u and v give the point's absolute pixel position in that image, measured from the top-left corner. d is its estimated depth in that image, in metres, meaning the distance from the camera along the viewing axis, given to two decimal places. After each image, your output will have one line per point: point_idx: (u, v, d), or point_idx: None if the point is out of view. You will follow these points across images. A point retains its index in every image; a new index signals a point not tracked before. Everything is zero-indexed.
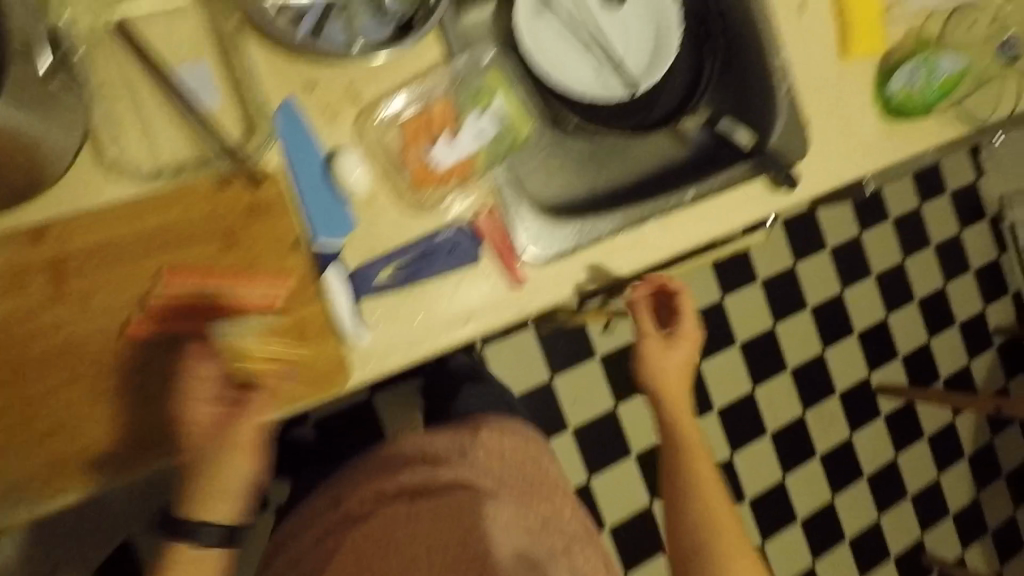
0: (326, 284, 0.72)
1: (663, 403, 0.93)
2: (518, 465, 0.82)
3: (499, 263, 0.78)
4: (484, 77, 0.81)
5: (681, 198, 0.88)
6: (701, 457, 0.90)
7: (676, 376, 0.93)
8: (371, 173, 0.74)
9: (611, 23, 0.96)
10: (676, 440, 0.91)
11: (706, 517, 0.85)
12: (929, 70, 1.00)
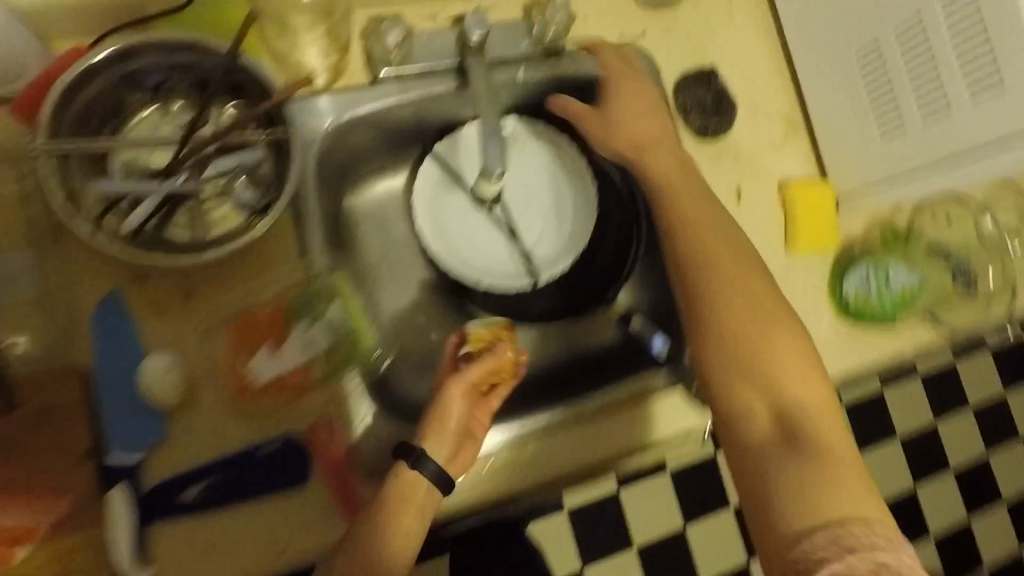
0: (106, 508, 0.62)
1: (714, 351, 0.69)
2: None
3: (331, 486, 0.69)
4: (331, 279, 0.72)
5: (575, 411, 0.77)
6: (817, 371, 0.68)
7: (744, 310, 0.69)
8: (184, 379, 0.66)
9: (519, 197, 0.91)
10: (759, 395, 0.66)
11: (772, 423, 0.65)
12: (885, 275, 0.88)
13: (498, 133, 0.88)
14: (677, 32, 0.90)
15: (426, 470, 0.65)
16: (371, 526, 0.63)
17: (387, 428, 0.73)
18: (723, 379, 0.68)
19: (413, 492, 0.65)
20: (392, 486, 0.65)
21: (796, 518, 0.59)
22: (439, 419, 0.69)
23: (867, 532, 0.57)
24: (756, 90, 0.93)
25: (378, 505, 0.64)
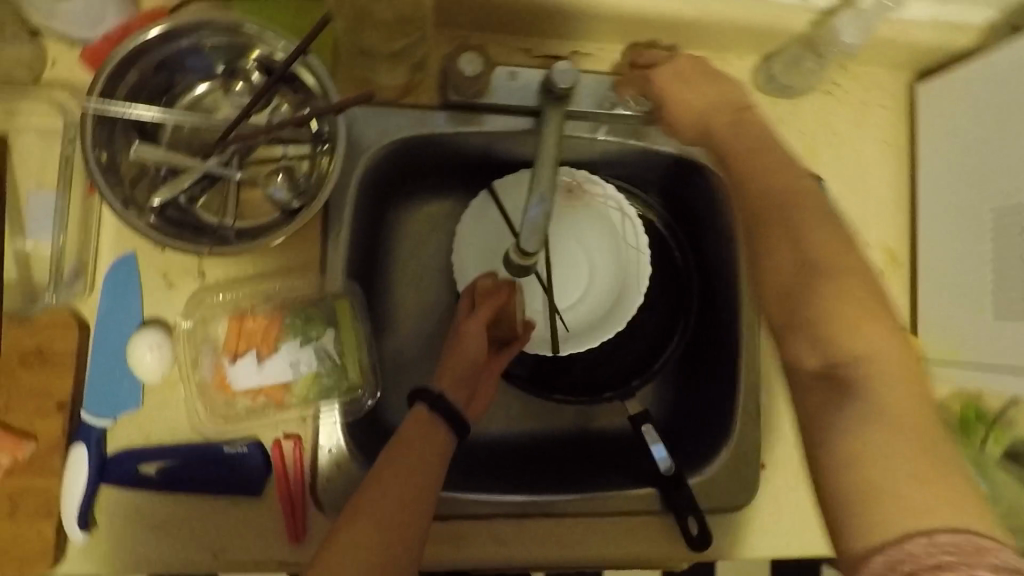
0: (67, 462, 0.64)
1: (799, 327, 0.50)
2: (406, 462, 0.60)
3: (282, 504, 0.67)
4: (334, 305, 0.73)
5: (546, 506, 0.74)
6: (921, 375, 0.47)
7: (848, 305, 0.48)
8: (171, 356, 0.67)
9: (569, 250, 0.87)
10: (833, 293, 0.49)
11: (821, 370, 0.48)
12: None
13: (569, 181, 0.85)
14: (790, 128, 0.81)
15: (440, 410, 0.65)
16: (380, 477, 0.58)
17: (353, 466, 0.69)
18: (784, 228, 0.53)
19: (428, 441, 0.63)
20: (410, 438, 0.62)
21: (846, 490, 0.44)
22: (457, 358, 0.73)
23: (948, 530, 0.40)
24: (860, 213, 0.83)
25: (394, 452, 0.60)
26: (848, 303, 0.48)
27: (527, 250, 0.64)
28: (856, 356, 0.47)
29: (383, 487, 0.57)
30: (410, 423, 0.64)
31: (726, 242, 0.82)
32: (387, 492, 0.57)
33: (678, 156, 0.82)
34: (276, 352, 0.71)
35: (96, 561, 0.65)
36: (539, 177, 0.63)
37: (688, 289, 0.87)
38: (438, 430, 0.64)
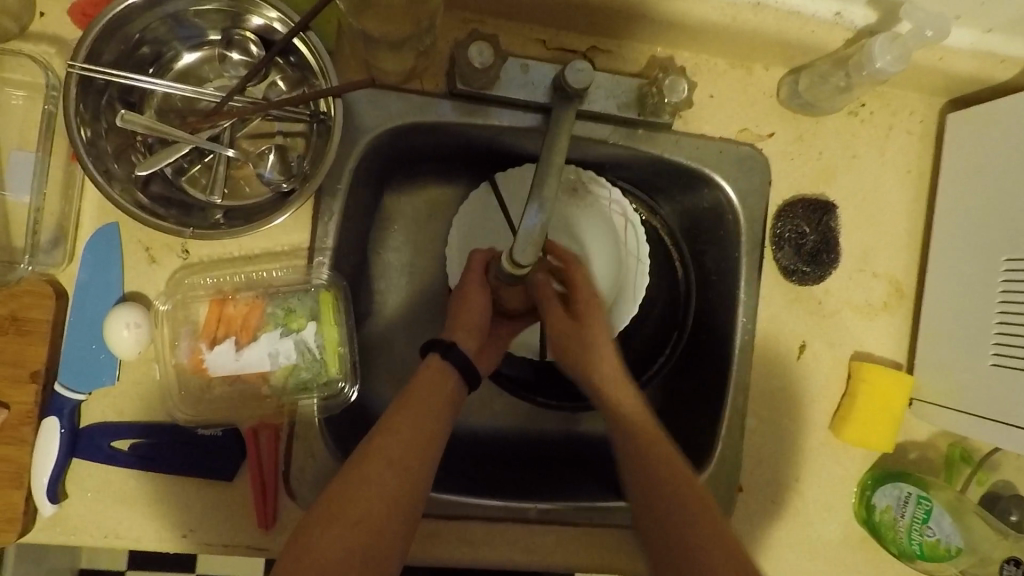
0: (38, 433, 0.63)
1: (642, 505, 0.64)
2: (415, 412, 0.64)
3: (253, 489, 0.66)
4: (317, 295, 0.70)
5: (520, 512, 0.73)
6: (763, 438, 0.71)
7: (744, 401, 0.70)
8: (152, 335, 0.65)
9: (573, 244, 0.85)
10: (660, 469, 0.64)
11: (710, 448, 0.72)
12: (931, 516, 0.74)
13: (573, 179, 0.82)
14: (809, 147, 0.78)
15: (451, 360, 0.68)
16: (395, 418, 0.63)
17: (326, 455, 0.68)
18: (632, 464, 0.66)
19: (439, 387, 0.67)
20: (423, 384, 0.66)
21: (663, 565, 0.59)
22: (468, 315, 0.73)
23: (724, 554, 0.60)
24: (874, 242, 0.80)
25: (407, 396, 0.65)
26: (655, 451, 0.66)
27: (520, 260, 0.61)
28: (664, 465, 0.64)
29: (397, 427, 0.62)
30: (422, 372, 0.68)
31: (726, 261, 0.79)
32: (400, 432, 0.62)
33: (688, 168, 0.77)
34: (255, 341, 0.69)
35: (63, 533, 0.64)
36: (542, 187, 0.61)
37: (682, 304, 0.86)
38: (449, 379, 0.67)
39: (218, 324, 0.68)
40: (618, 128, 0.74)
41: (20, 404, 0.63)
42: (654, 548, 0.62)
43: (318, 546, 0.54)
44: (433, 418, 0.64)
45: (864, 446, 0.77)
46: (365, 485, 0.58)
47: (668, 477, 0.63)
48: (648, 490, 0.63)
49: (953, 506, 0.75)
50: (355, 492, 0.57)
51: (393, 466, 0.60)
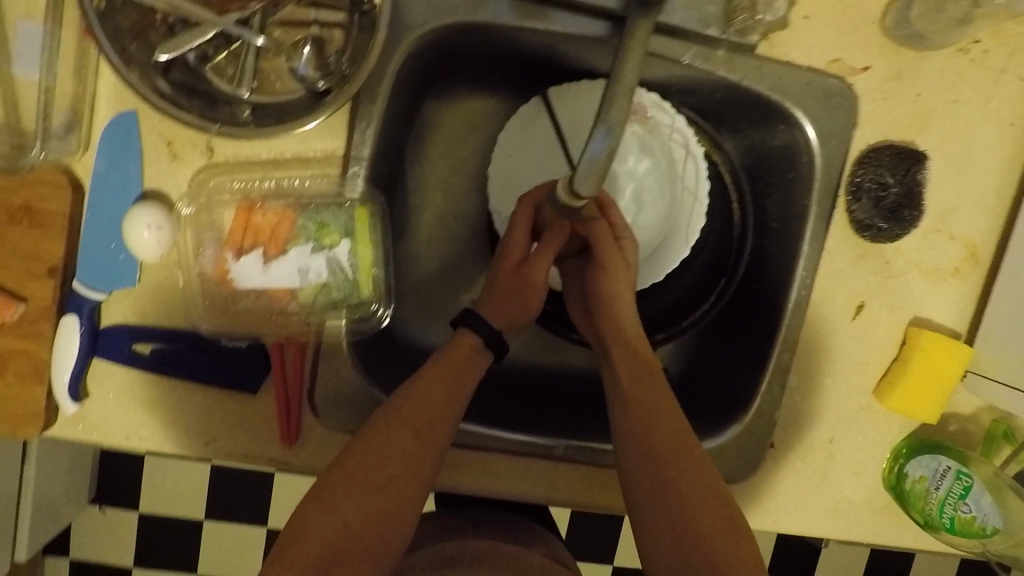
0: (58, 331, 0.60)
1: (630, 450, 0.64)
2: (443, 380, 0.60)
3: (277, 405, 0.65)
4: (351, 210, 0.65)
5: (546, 449, 0.71)
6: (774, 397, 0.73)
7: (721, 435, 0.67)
8: (174, 239, 0.61)
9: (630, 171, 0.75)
10: (657, 433, 0.64)
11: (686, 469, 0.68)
12: (967, 494, 0.72)
13: (636, 104, 0.74)
14: (908, 87, 0.69)
15: (479, 331, 0.64)
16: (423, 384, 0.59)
17: (353, 376, 0.66)
18: (624, 412, 0.65)
19: (466, 361, 0.62)
20: (451, 361, 0.62)
21: (666, 530, 0.61)
22: (512, 291, 0.67)
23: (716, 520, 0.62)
24: (958, 201, 0.72)
25: (435, 367, 0.61)
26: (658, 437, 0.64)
27: (580, 191, 0.54)
28: (668, 441, 0.64)
29: (420, 403, 0.58)
30: (451, 346, 0.63)
31: (791, 209, 0.73)
32: (422, 408, 0.58)
33: (765, 100, 0.68)
34: (283, 255, 0.65)
35: (85, 432, 0.63)
36: (609, 107, 0.54)
37: (736, 250, 0.80)
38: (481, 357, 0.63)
39: (246, 233, 0.64)
40: (695, 46, 0.66)
41: (39, 300, 0.60)
42: (641, 498, 0.63)
43: (339, 509, 0.55)
44: (455, 399, 0.60)
45: (907, 415, 0.74)
46: (383, 458, 0.56)
47: (676, 462, 0.63)
48: (645, 453, 0.63)
49: (996, 486, 0.72)
50: (372, 463, 0.56)
51: (414, 441, 0.57)
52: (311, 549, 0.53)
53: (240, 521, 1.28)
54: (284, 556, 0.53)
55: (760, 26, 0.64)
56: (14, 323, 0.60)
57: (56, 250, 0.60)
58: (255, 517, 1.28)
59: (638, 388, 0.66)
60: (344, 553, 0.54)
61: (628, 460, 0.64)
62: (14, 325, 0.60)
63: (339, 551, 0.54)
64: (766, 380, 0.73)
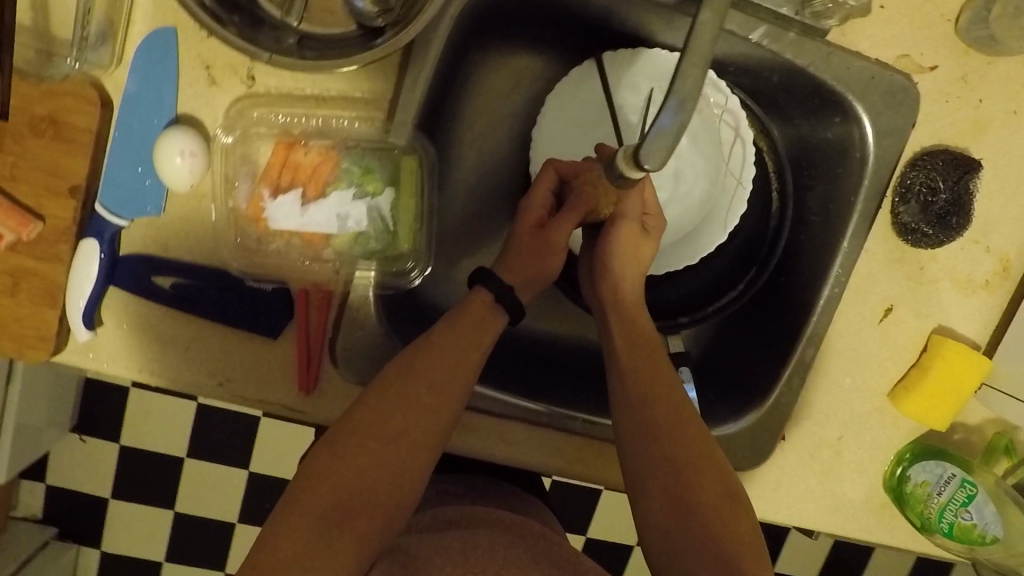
0: (76, 254, 0.57)
1: (626, 425, 0.62)
2: (456, 340, 0.59)
3: (297, 353, 0.63)
4: (396, 157, 0.63)
5: (562, 420, 0.70)
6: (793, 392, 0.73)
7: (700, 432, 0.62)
8: (206, 169, 0.58)
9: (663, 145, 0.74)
10: (653, 406, 0.62)
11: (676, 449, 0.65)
12: (969, 502, 0.74)
13: None
14: (971, 91, 0.68)
15: (490, 288, 0.62)
16: (437, 340, 0.58)
17: (377, 330, 0.64)
18: (619, 387, 0.63)
19: (483, 321, 0.61)
20: (467, 319, 0.60)
21: (663, 505, 0.59)
22: (525, 248, 0.66)
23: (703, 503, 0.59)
24: (1000, 214, 0.72)
25: (447, 327, 0.59)
26: (653, 407, 0.62)
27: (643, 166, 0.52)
28: (666, 414, 0.62)
29: (434, 358, 0.58)
30: (465, 302, 0.62)
31: (834, 204, 0.72)
32: (439, 359, 0.58)
33: (826, 88, 0.67)
34: (323, 199, 0.62)
35: (96, 362, 0.61)
36: (683, 79, 0.51)
37: (770, 240, 0.78)
38: (497, 318, 0.61)
39: (282, 171, 0.60)
40: (771, 26, 0.63)
41: (57, 220, 0.57)
42: (636, 472, 0.61)
43: (351, 458, 0.53)
44: (470, 356, 0.59)
45: (920, 421, 0.75)
46: (398, 408, 0.55)
47: (676, 435, 0.61)
48: (642, 426, 0.61)
49: (997, 497, 0.75)
50: (387, 413, 0.55)
51: (427, 393, 0.56)
52: (322, 499, 0.51)
53: (224, 462, 1.27)
54: (293, 504, 0.51)
55: (845, 8, 0.63)
56: (29, 242, 0.57)
57: (79, 169, 0.56)
58: (241, 459, 1.27)
59: (638, 359, 0.64)
60: (354, 505, 0.51)
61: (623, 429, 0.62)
62: (27, 242, 0.57)
63: (348, 502, 0.52)
64: (787, 374, 0.73)
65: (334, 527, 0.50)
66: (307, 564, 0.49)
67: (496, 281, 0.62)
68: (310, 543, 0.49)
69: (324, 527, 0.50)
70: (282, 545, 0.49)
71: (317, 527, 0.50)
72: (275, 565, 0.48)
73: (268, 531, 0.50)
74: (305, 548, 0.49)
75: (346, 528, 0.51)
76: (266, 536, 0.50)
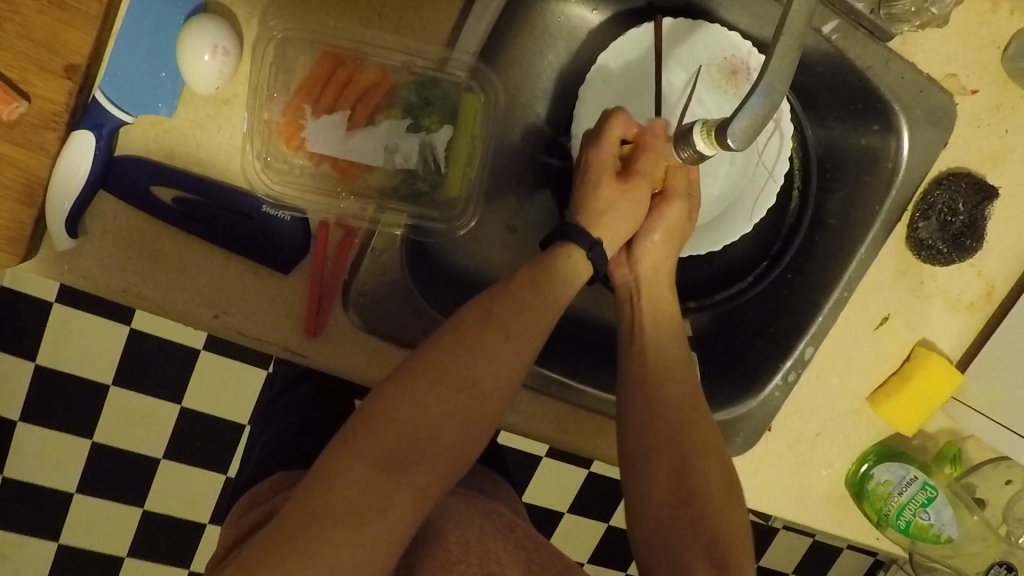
0: (65, 145, 0.51)
1: (632, 410, 0.61)
2: (535, 290, 0.56)
3: (308, 291, 0.56)
4: (455, 92, 0.60)
5: (570, 392, 0.70)
6: (788, 385, 0.74)
7: (700, 422, 0.60)
8: (234, 68, 0.52)
9: (694, 116, 0.71)
10: (667, 388, 0.61)
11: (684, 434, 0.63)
12: (929, 502, 0.80)
13: (739, 61, 0.69)
14: (999, 122, 0.72)
15: (581, 243, 0.61)
16: (516, 290, 0.56)
17: (399, 276, 0.59)
18: (636, 369, 0.62)
19: (561, 277, 0.59)
20: (550, 282, 0.58)
21: (661, 480, 0.58)
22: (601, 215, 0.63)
23: (701, 487, 0.57)
24: (1005, 243, 0.76)
25: (526, 276, 0.57)
26: (671, 391, 0.61)
27: (730, 145, 0.51)
28: (681, 405, 0.60)
29: (514, 306, 0.55)
30: (551, 259, 0.59)
31: (855, 209, 0.73)
32: (520, 313, 0.55)
33: (870, 89, 0.69)
34: (372, 127, 0.58)
35: (71, 277, 0.52)
36: (771, 57, 0.49)
37: (784, 236, 0.79)
38: (576, 273, 0.60)
39: (329, 88, 0.56)
40: (841, 23, 0.67)
41: (46, 102, 0.51)
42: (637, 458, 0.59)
43: (421, 403, 0.49)
44: (548, 313, 0.56)
45: (894, 425, 0.77)
46: (474, 360, 0.52)
47: (684, 425, 0.60)
48: (660, 398, 0.61)
49: (952, 499, 0.82)
50: (464, 362, 0.51)
51: (504, 346, 0.53)
52: (390, 439, 0.48)
53: (151, 393, 1.02)
54: (354, 444, 0.47)
55: (924, 17, 0.65)
56: (9, 121, 0.50)
57: (79, 46, 0.51)
58: (171, 390, 1.02)
59: (660, 340, 0.64)
60: (419, 448, 0.48)
61: (632, 406, 0.61)
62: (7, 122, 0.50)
63: (416, 445, 0.48)
64: (785, 367, 0.74)
65: (399, 471, 0.47)
66: (364, 512, 0.45)
67: (586, 236, 0.61)
68: (371, 487, 0.46)
69: (388, 471, 0.46)
70: (339, 486, 0.45)
71: (376, 468, 0.46)
72: (328, 510, 0.44)
73: (324, 468, 0.46)
74: (365, 490, 0.45)
75: (409, 475, 0.47)
76: (322, 475, 0.46)
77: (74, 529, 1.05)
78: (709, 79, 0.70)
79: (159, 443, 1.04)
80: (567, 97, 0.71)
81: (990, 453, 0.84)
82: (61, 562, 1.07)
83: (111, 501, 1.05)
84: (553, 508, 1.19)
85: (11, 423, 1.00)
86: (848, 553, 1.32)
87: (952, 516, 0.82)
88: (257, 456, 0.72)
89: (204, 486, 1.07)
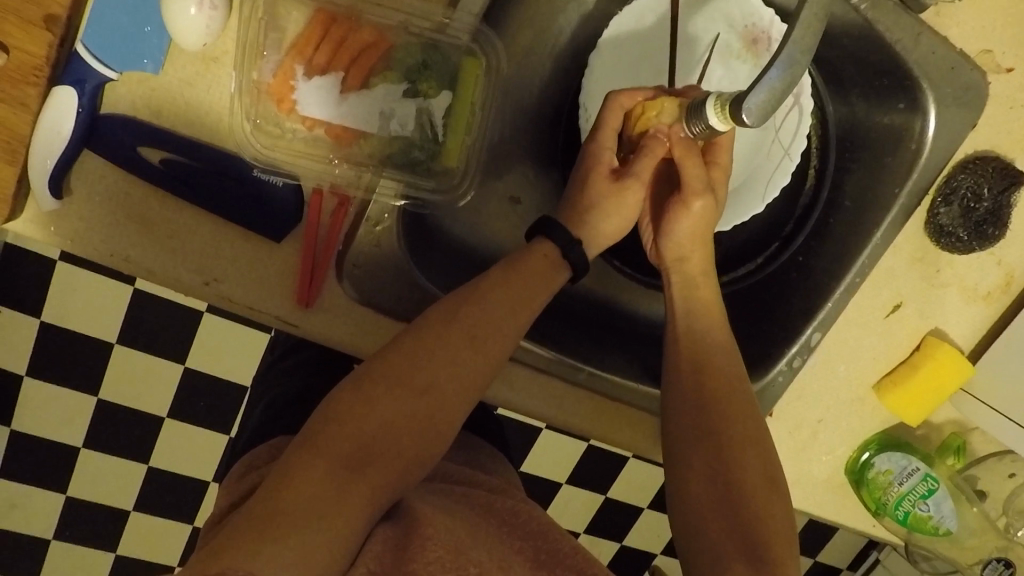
0: (48, 101, 0.49)
1: (677, 402, 0.59)
2: (506, 290, 0.54)
3: (302, 260, 0.54)
4: (456, 54, 0.57)
5: (569, 371, 0.68)
6: (794, 371, 0.71)
7: (742, 421, 0.57)
8: (223, 23, 0.51)
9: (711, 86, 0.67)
10: (710, 377, 0.59)
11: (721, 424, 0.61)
12: (929, 495, 0.79)
13: (760, 30, 0.66)
14: None
15: (556, 241, 0.57)
16: (486, 289, 0.54)
17: (394, 249, 0.57)
18: (676, 355, 0.61)
19: (538, 275, 0.56)
20: (520, 277, 0.55)
21: (699, 474, 0.56)
22: (585, 219, 0.59)
23: (740, 482, 0.55)
24: None
25: (498, 273, 0.55)
26: (714, 385, 0.59)
27: (745, 121, 0.48)
28: (722, 388, 0.58)
29: (481, 306, 0.53)
30: (528, 254, 0.57)
31: (872, 190, 0.70)
32: (488, 311, 0.53)
33: (897, 63, 0.65)
34: (367, 90, 0.56)
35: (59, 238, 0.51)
36: (793, 24, 0.46)
37: (797, 217, 0.76)
38: (559, 270, 0.57)
39: (329, 47, 0.54)
40: None
41: (24, 55, 0.49)
42: (681, 450, 0.57)
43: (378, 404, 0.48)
44: (521, 312, 0.54)
45: (898, 415, 0.76)
46: (434, 360, 0.50)
47: (729, 407, 0.58)
48: (700, 387, 0.58)
49: (952, 492, 0.81)
50: (424, 363, 0.50)
51: (469, 347, 0.51)
52: (347, 441, 0.47)
53: (149, 355, 1.01)
54: (315, 443, 0.46)
55: None
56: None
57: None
58: (172, 351, 1.02)
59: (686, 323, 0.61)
60: (377, 450, 0.47)
61: (677, 398, 0.59)
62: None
63: (374, 448, 0.47)
64: (790, 353, 0.71)
65: (355, 472, 0.46)
66: (320, 512, 0.43)
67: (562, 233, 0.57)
68: (331, 484, 0.45)
69: (346, 468, 0.46)
70: (296, 485, 0.44)
71: (331, 471, 0.45)
72: (286, 510, 0.43)
73: (283, 469, 0.45)
74: (321, 491, 0.44)
75: (368, 474, 0.46)
76: (283, 473, 0.45)
77: (78, 483, 1.07)
78: (730, 48, 0.67)
79: (160, 403, 1.05)
80: (578, 64, 0.67)
81: (995, 445, 0.82)
82: (66, 513, 1.08)
83: (116, 457, 1.07)
84: (552, 478, 1.19)
85: (17, 378, 1.00)
86: (842, 533, 1.32)
87: (952, 509, 0.81)
88: (257, 420, 0.72)
89: (207, 446, 1.08)
